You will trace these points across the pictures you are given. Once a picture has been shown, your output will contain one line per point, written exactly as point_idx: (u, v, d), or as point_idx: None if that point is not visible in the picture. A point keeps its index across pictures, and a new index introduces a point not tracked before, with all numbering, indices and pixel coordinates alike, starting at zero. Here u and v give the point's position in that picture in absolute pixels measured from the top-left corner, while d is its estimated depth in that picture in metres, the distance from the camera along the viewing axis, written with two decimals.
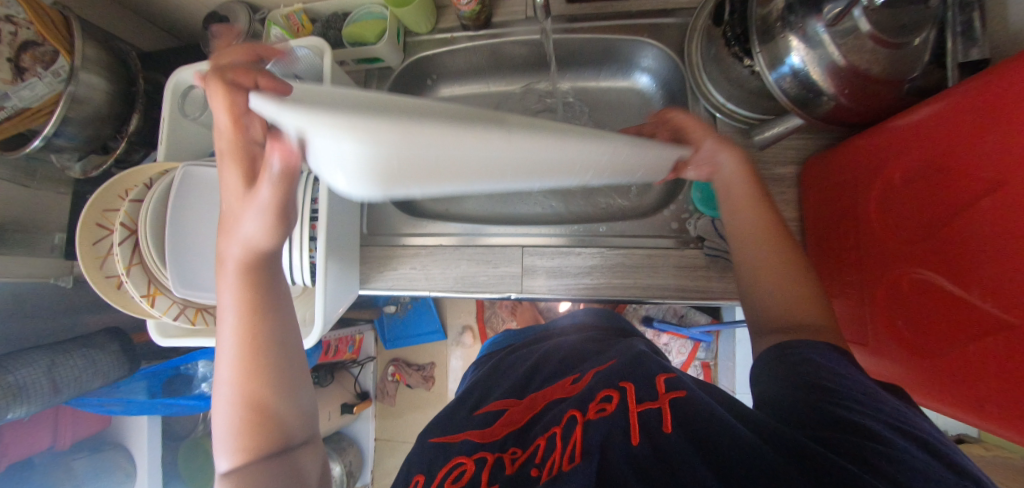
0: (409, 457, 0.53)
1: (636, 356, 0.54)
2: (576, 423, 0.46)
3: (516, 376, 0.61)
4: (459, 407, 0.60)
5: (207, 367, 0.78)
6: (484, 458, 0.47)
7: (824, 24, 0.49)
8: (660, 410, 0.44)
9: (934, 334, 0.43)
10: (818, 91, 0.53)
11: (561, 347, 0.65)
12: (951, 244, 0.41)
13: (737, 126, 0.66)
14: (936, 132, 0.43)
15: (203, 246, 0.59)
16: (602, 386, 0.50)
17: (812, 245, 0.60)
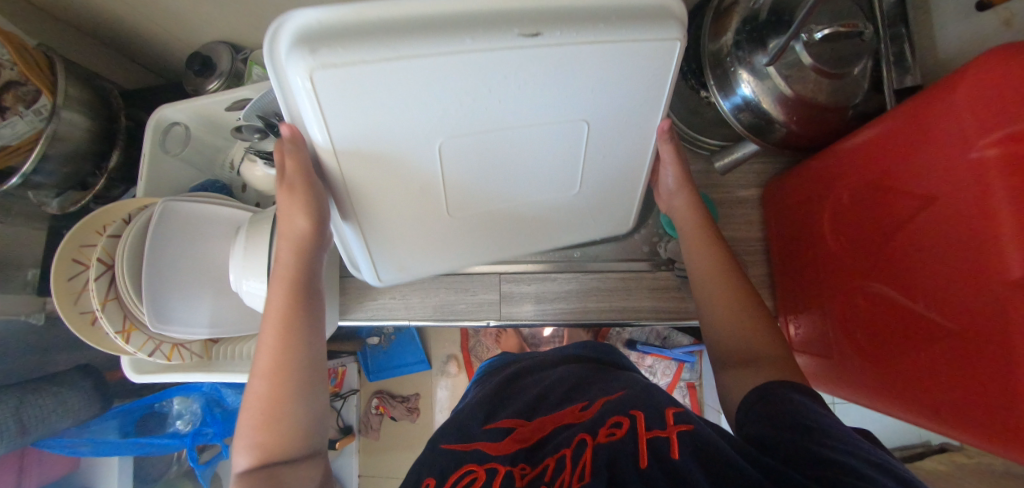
0: (416, 463, 0.54)
1: (645, 390, 0.54)
2: (586, 445, 0.48)
3: (527, 398, 0.61)
4: (470, 416, 0.59)
5: (182, 403, 0.76)
6: (495, 469, 0.49)
7: (768, 57, 0.53)
8: (668, 438, 0.45)
9: (892, 341, 0.45)
10: (769, 118, 0.57)
11: (564, 377, 0.63)
12: (898, 254, 0.43)
13: (700, 152, 0.69)
14: (875, 152, 0.46)
15: (183, 281, 0.60)
16: (611, 412, 0.51)
17: (777, 262, 0.63)
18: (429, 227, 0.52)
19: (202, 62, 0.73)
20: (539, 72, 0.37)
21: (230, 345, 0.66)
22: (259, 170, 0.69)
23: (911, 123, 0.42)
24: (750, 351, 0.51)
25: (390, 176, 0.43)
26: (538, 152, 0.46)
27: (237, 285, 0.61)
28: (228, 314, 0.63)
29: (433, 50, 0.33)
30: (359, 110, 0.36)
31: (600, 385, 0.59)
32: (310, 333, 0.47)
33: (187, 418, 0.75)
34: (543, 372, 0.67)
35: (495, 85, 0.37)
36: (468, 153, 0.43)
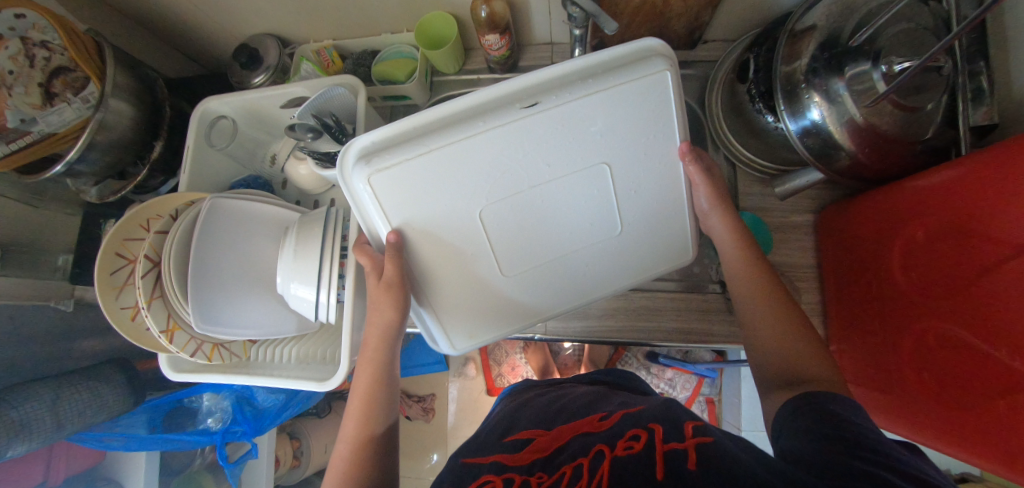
0: (441, 473, 0.54)
1: (668, 405, 0.50)
2: (603, 457, 0.44)
3: (547, 413, 0.59)
4: (491, 433, 0.59)
5: (211, 400, 0.74)
6: (512, 479, 0.46)
7: (845, 84, 0.52)
8: (686, 450, 0.41)
9: (962, 387, 0.44)
10: (838, 146, 0.56)
11: (588, 395, 0.61)
12: (978, 300, 0.42)
13: (756, 176, 0.69)
14: (959, 192, 0.45)
15: (229, 281, 0.58)
16: (630, 425, 0.47)
17: (833, 292, 0.62)
18: (496, 303, 0.55)
19: (249, 55, 0.71)
20: (546, 138, 0.47)
21: (269, 347, 0.65)
22: (305, 169, 0.67)
23: (1003, 166, 0.40)
24: (783, 355, 0.48)
25: (450, 245, 0.51)
26: (580, 208, 0.51)
27: (284, 288, 0.60)
28: (271, 317, 0.62)
29: (450, 136, 0.45)
30: (407, 191, 0.47)
31: (623, 401, 0.56)
32: (385, 381, 0.55)
33: (218, 415, 0.73)
34: (565, 392, 0.64)
35: (518, 147, 0.46)
36: (516, 222, 0.51)
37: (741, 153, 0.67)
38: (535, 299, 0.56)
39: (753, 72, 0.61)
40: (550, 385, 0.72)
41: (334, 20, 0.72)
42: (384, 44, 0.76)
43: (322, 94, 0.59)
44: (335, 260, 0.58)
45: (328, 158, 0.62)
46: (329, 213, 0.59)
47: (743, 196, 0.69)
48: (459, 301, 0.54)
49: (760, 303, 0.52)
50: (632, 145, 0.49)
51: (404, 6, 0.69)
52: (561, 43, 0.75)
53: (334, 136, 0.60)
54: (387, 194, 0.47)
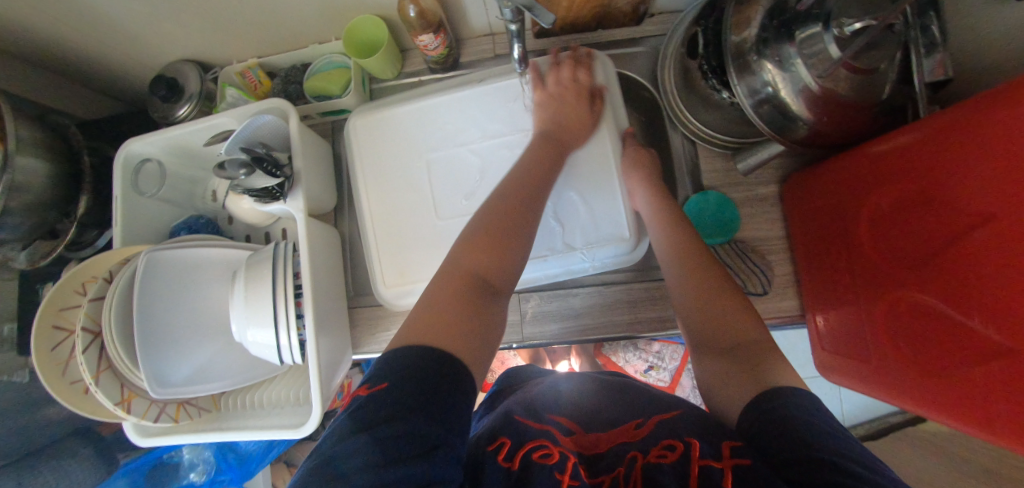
0: (490, 424, 0.52)
1: (708, 417, 0.43)
2: (636, 466, 0.40)
3: (578, 409, 0.53)
4: (532, 401, 0.55)
5: (193, 452, 0.72)
6: (568, 455, 0.43)
7: (797, 49, 0.50)
8: (723, 470, 0.35)
9: (935, 353, 0.44)
10: (794, 116, 0.53)
11: (616, 392, 0.55)
12: (947, 266, 0.41)
13: (717, 151, 0.66)
14: (921, 159, 0.43)
15: (182, 339, 0.55)
16: (665, 433, 0.42)
17: (805, 263, 0.61)
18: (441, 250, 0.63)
19: (167, 86, 0.64)
20: (498, 128, 0.64)
21: (239, 395, 0.62)
22: (247, 204, 0.64)
23: (965, 128, 0.39)
24: (736, 337, 0.45)
25: (410, 196, 0.64)
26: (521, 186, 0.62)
27: (241, 336, 0.57)
28: (234, 367, 0.59)
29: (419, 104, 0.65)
30: (386, 136, 0.65)
31: (654, 402, 0.50)
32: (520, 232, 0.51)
33: (201, 468, 0.71)
34: (575, 380, 0.62)
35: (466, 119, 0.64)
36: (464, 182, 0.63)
37: (699, 129, 0.64)
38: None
39: (703, 46, 0.58)
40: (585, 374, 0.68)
41: (253, 37, 0.66)
42: (313, 56, 0.70)
43: (247, 125, 0.54)
44: (290, 300, 0.55)
45: (267, 195, 0.58)
46: (279, 248, 0.57)
47: (708, 173, 0.66)
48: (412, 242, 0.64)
49: (714, 286, 0.49)
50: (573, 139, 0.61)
51: (325, 14, 0.63)
52: (502, 33, 0.71)
53: (267, 170, 0.55)
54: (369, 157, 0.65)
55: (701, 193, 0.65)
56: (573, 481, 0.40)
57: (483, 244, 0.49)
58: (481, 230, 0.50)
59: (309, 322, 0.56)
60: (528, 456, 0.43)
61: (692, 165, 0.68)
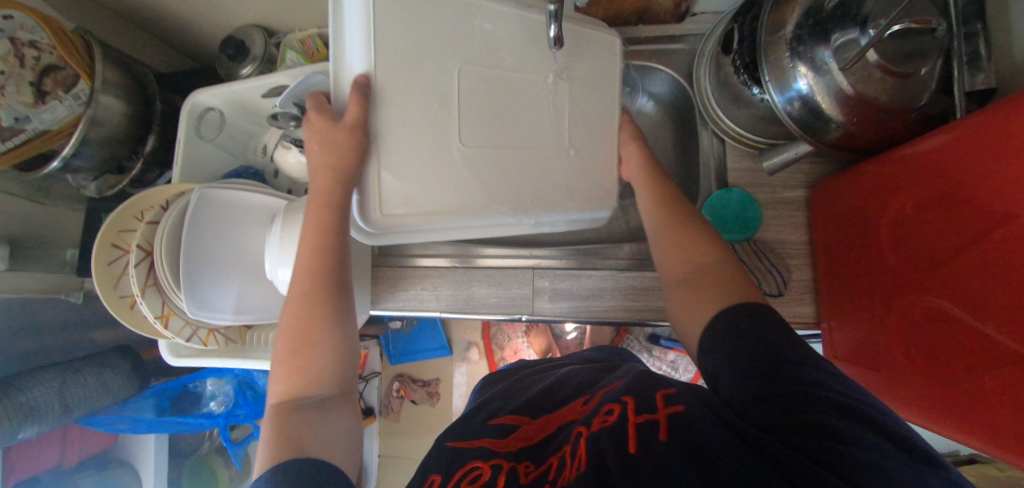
0: (425, 458, 0.55)
1: (643, 373, 0.49)
2: (581, 438, 0.44)
3: (533, 396, 0.61)
4: (473, 417, 0.60)
5: (215, 385, 0.77)
6: (500, 465, 0.48)
7: (831, 52, 0.50)
8: (658, 420, 0.41)
9: (947, 360, 0.43)
10: (826, 117, 0.54)
11: (575, 374, 0.64)
12: (967, 269, 0.40)
13: (746, 150, 0.67)
14: (951, 159, 0.42)
15: (221, 270, 0.60)
16: (607, 400, 0.47)
17: (825, 267, 0.61)
18: (439, 185, 0.48)
19: (235, 47, 0.73)
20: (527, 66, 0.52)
21: (266, 332, 0.67)
22: (293, 158, 0.69)
23: (994, 129, 0.38)
24: (696, 268, 0.50)
25: (416, 114, 0.47)
26: (546, 127, 0.53)
27: (272, 274, 0.61)
28: (264, 302, 0.64)
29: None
30: (406, 24, 0.46)
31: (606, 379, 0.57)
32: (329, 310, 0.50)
33: (220, 399, 0.77)
34: (540, 374, 0.70)
35: (495, 48, 0.51)
36: (479, 105, 0.50)
37: (730, 128, 0.65)
38: (475, 200, 0.50)
39: (738, 43, 0.60)
40: (543, 365, 0.75)
41: (315, 8, 0.72)
42: None
43: (304, 81, 0.59)
44: None
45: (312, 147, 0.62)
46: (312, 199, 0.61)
47: (733, 172, 0.67)
48: (408, 173, 0.47)
49: (673, 237, 0.52)
50: (595, 87, 0.57)
51: None
52: None
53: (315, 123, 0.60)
54: (387, 54, 0.46)
55: (725, 189, 0.65)
56: None
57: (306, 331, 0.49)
58: (292, 327, 0.49)
59: None
60: (459, 483, 0.47)
61: (718, 164, 0.69)
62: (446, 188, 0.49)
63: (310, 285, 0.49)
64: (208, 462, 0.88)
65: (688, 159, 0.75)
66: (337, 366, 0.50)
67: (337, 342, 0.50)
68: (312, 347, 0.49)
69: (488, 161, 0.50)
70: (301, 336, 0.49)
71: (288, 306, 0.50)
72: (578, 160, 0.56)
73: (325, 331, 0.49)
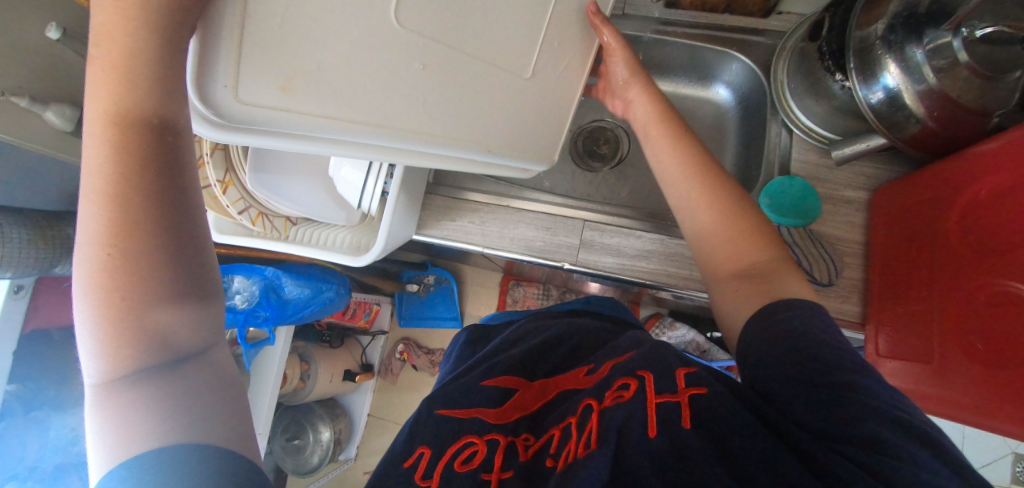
0: (415, 417, 0.53)
1: (654, 346, 0.50)
2: (591, 412, 0.45)
3: (525, 350, 0.60)
4: (469, 377, 0.58)
5: (242, 282, 0.76)
6: (497, 441, 0.48)
7: (923, 51, 0.52)
8: (678, 403, 0.42)
9: (1009, 345, 0.42)
10: (907, 112, 0.55)
11: (575, 327, 0.64)
12: None
13: (814, 145, 0.67)
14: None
15: (287, 157, 0.62)
16: (619, 374, 0.47)
17: (879, 265, 0.60)
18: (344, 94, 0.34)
19: None
20: None
21: (308, 230, 0.67)
22: None
23: None
24: (749, 259, 0.49)
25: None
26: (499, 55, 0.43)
27: (335, 171, 0.65)
28: (317, 199, 0.64)
29: None
30: None
31: (604, 349, 0.57)
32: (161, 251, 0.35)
33: (245, 296, 0.75)
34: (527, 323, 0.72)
35: None
36: None
37: (800, 120, 0.66)
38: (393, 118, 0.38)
39: (826, 32, 0.61)
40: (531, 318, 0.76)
41: None
42: None
43: None
44: None
45: None
46: None
47: (798, 164, 0.67)
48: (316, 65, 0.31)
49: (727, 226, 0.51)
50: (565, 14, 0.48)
51: None
52: None
53: None
54: None
55: (787, 177, 0.65)
56: (502, 476, 0.44)
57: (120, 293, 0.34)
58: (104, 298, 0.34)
59: (397, 174, 0.59)
60: (452, 463, 0.47)
61: (784, 155, 0.69)
62: (357, 100, 0.35)
63: (117, 242, 0.33)
64: None
65: (752, 149, 0.75)
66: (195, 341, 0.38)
67: (179, 322, 0.36)
68: (143, 334, 0.35)
69: (423, 80, 0.38)
70: (124, 317, 0.34)
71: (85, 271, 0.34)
72: (510, 107, 0.49)
73: (151, 312, 0.35)
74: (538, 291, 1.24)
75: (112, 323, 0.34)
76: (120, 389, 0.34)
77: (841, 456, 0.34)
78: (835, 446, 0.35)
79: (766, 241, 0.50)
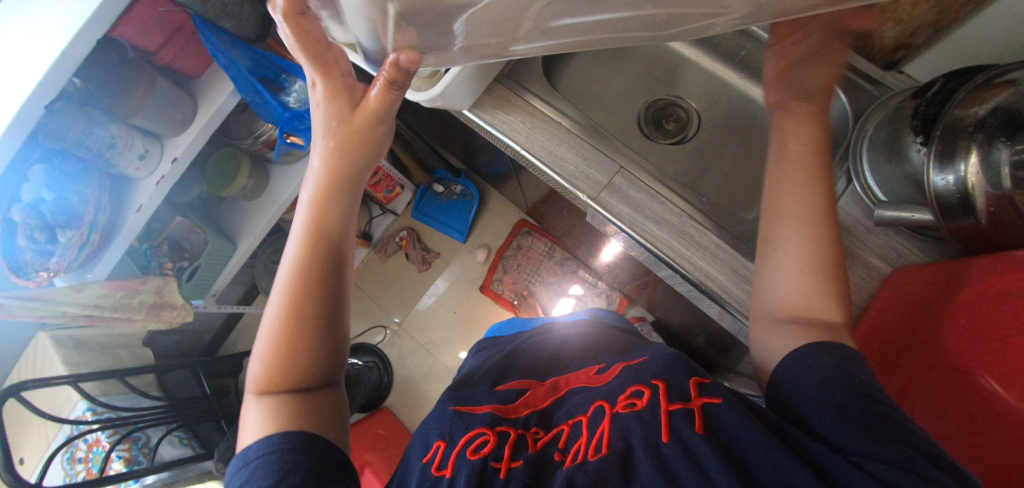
0: (428, 423, 0.61)
1: (669, 358, 0.58)
2: (606, 412, 0.52)
3: (536, 369, 0.71)
4: (480, 381, 0.69)
5: (300, 88, 0.83)
6: (507, 435, 0.54)
7: (1011, 152, 0.50)
8: (691, 410, 0.47)
9: (975, 441, 0.43)
10: (969, 207, 0.54)
11: (581, 344, 0.75)
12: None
13: (862, 202, 0.68)
14: None
15: None
16: (632, 381, 0.55)
17: (869, 331, 0.60)
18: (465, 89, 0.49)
19: None
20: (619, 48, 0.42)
21: None
22: None
23: None
24: (821, 310, 0.48)
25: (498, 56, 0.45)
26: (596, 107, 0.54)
27: None
28: None
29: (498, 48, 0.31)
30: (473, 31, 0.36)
31: (619, 353, 0.67)
32: (324, 277, 0.49)
33: (298, 98, 0.82)
34: (552, 334, 0.81)
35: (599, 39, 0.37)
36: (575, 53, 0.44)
37: (863, 171, 0.66)
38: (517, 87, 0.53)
39: (932, 93, 0.60)
40: (545, 327, 0.87)
41: None
42: None
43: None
44: None
45: None
46: None
47: (840, 212, 0.68)
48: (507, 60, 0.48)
49: (827, 275, 0.49)
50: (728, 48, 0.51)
51: None
52: None
53: None
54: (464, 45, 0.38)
55: None
56: (511, 464, 0.49)
57: (293, 297, 0.48)
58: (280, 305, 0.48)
59: None
60: (466, 450, 0.51)
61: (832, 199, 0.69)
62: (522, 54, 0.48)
63: (305, 257, 0.49)
64: (237, 161, 0.92)
65: None
66: (328, 358, 0.48)
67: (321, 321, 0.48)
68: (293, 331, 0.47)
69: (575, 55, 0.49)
70: (291, 320, 0.47)
71: (278, 285, 0.49)
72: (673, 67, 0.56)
73: (306, 319, 0.47)
74: (545, 247, 1.33)
75: (286, 324, 0.47)
76: (275, 382, 0.45)
77: (857, 469, 0.37)
78: (855, 459, 0.37)
79: (797, 230, 0.51)
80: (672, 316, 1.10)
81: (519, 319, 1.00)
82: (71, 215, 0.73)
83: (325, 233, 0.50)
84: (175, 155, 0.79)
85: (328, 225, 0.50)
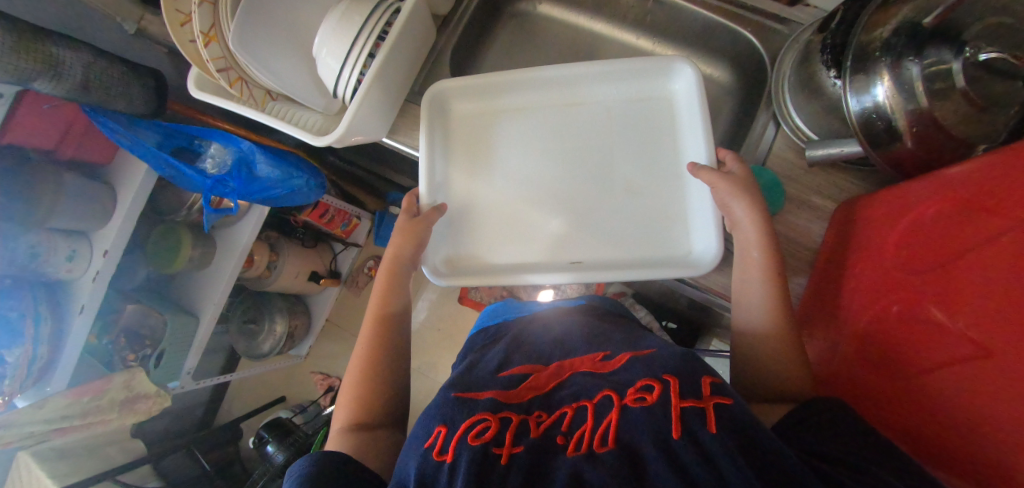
0: (430, 409, 0.56)
1: (683, 355, 0.54)
2: (613, 405, 0.48)
3: (543, 351, 0.66)
4: (481, 370, 0.63)
5: (217, 151, 0.80)
6: (508, 420, 0.49)
7: (920, 67, 0.48)
8: (704, 408, 0.45)
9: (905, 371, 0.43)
10: (892, 133, 0.53)
11: (583, 327, 0.70)
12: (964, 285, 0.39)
13: (795, 145, 0.68)
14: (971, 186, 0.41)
15: (279, 26, 0.61)
16: (643, 375, 0.51)
17: (822, 270, 0.60)
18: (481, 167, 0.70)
19: None
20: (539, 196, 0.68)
21: (286, 108, 0.67)
22: None
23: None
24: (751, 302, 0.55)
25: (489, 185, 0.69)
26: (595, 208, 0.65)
27: (317, 53, 0.62)
28: (298, 82, 0.65)
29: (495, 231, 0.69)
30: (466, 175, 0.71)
31: (625, 341, 0.62)
32: (391, 348, 0.63)
33: (217, 163, 0.80)
34: (546, 319, 0.75)
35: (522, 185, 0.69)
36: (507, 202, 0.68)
37: (788, 114, 0.66)
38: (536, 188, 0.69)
39: (836, 24, 0.59)
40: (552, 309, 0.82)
41: None
42: None
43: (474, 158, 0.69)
44: (371, 39, 0.59)
45: None
46: (382, 3, 0.61)
47: (776, 158, 0.68)
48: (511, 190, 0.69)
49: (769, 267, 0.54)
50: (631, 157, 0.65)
51: None
52: None
53: None
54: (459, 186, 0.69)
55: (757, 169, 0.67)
56: (512, 451, 0.45)
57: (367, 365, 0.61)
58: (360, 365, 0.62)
59: (374, 65, 0.59)
60: (466, 435, 0.47)
61: (766, 150, 0.70)
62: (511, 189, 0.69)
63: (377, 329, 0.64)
64: (178, 233, 0.89)
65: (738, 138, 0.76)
66: (391, 406, 0.61)
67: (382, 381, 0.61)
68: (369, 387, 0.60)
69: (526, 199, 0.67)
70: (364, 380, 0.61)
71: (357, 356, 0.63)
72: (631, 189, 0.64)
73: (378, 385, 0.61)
74: None
75: (363, 382, 0.61)
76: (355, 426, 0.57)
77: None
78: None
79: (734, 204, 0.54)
80: (650, 286, 1.10)
81: (512, 301, 0.95)
82: (16, 333, 0.72)
83: (394, 319, 0.65)
84: (107, 250, 0.76)
85: (393, 318, 0.65)
